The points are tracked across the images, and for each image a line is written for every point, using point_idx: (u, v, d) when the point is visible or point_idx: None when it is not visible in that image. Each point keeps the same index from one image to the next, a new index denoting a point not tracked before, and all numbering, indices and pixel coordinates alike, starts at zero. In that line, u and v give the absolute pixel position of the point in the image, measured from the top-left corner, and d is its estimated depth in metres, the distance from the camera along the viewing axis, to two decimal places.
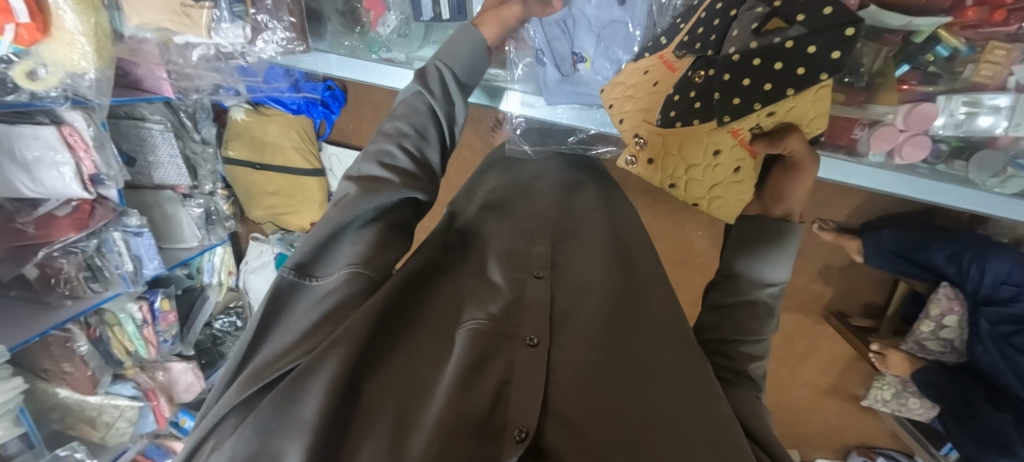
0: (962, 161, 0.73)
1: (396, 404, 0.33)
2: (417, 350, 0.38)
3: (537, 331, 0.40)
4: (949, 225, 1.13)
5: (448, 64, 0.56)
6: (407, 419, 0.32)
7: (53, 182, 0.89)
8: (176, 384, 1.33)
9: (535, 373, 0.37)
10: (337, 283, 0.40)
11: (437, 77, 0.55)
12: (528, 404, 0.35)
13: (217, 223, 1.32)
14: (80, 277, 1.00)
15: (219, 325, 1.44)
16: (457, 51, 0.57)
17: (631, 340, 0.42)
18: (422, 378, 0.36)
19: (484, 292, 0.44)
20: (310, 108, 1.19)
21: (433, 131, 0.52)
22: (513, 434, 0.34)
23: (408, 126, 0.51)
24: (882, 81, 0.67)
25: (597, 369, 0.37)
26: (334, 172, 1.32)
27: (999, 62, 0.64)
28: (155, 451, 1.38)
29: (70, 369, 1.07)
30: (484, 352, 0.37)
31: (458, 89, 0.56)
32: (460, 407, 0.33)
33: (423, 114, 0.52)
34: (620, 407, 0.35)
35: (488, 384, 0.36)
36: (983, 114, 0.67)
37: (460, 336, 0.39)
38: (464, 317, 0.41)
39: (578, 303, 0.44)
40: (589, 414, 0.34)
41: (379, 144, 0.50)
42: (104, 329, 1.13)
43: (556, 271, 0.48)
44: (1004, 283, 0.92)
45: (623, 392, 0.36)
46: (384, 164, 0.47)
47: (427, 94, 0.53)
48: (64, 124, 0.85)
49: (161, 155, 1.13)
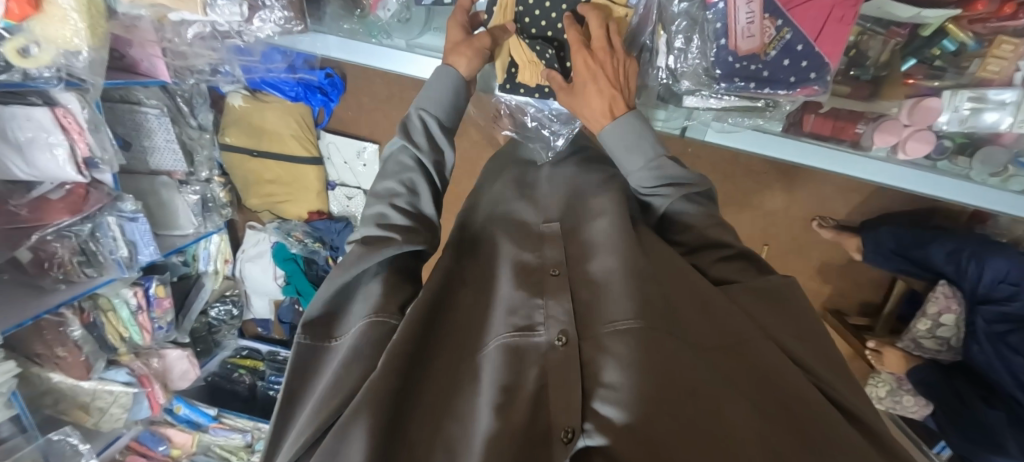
0: (965, 157, 0.72)
1: (440, 433, 0.39)
2: (454, 380, 0.43)
3: (563, 332, 0.45)
4: (948, 223, 1.13)
5: (430, 112, 0.58)
6: (454, 446, 0.38)
7: (47, 164, 0.88)
8: (171, 371, 1.32)
9: (571, 371, 0.42)
10: (359, 333, 0.46)
11: (420, 127, 0.57)
12: (568, 401, 0.40)
13: (213, 211, 1.31)
14: (74, 261, 0.99)
15: (214, 313, 1.44)
16: (436, 94, 0.59)
17: (670, 320, 0.43)
18: (463, 402, 0.41)
19: (492, 308, 0.49)
20: (309, 95, 1.16)
21: (423, 183, 0.55)
22: (560, 435, 0.39)
23: (400, 183, 0.55)
24: (888, 74, 0.68)
25: (636, 354, 0.40)
26: (332, 160, 1.30)
27: (1006, 56, 0.64)
28: (149, 438, 1.39)
29: (63, 354, 1.06)
30: (516, 363, 0.43)
31: (445, 135, 0.58)
32: (503, 422, 0.38)
33: (410, 169, 0.55)
34: (665, 394, 0.37)
35: (524, 398, 0.40)
36: (989, 109, 0.67)
37: (491, 357, 0.44)
38: (493, 337, 0.46)
39: (602, 290, 0.47)
40: (633, 403, 0.37)
41: (373, 207, 0.54)
42: (98, 314, 1.12)
43: (571, 266, 0.51)
44: (1002, 282, 0.91)
45: (666, 371, 0.38)
46: (381, 225, 0.51)
47: (413, 148, 0.55)
48: (57, 105, 0.84)
49: (157, 140, 1.11)
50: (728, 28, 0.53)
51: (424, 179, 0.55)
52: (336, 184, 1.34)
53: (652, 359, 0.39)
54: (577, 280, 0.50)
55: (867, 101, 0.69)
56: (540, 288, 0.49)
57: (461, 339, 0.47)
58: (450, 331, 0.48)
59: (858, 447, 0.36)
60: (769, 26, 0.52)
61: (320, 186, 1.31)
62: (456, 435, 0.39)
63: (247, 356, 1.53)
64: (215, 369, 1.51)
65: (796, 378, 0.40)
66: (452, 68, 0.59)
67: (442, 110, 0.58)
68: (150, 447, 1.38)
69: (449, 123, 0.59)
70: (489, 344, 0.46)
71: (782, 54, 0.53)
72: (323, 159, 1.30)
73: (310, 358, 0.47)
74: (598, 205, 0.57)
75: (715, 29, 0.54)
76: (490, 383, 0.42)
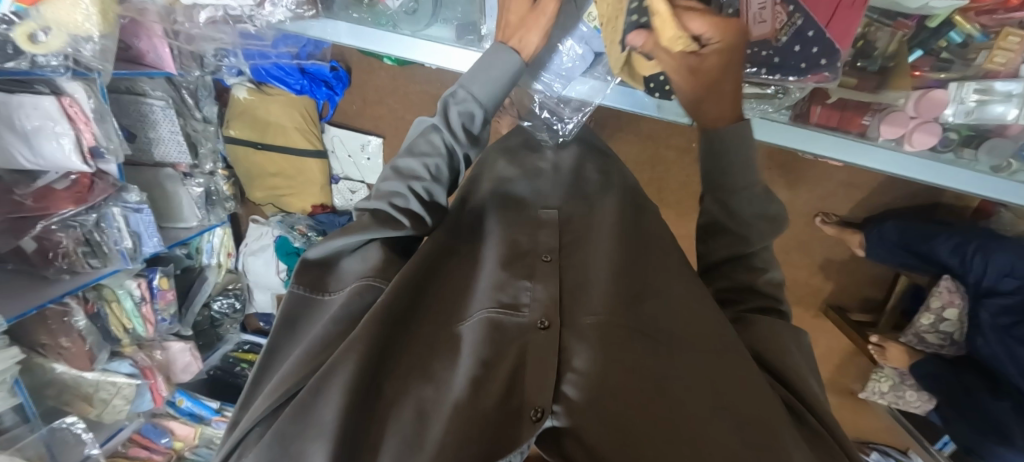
0: (971, 148, 0.73)
1: (411, 400, 0.39)
2: (430, 349, 0.43)
3: (547, 315, 0.45)
4: (952, 219, 1.14)
5: (476, 96, 0.53)
6: (425, 409, 0.39)
7: (52, 153, 0.87)
8: (174, 363, 1.32)
9: (548, 356, 0.42)
10: (349, 295, 0.46)
11: (461, 110, 0.53)
12: (542, 382, 0.41)
13: (217, 204, 1.31)
14: (79, 252, 1.00)
15: (217, 306, 1.45)
16: (487, 77, 0.53)
17: (644, 315, 0.45)
18: (438, 367, 0.42)
19: (475, 285, 0.49)
20: (313, 89, 1.16)
21: (446, 172, 0.54)
22: (529, 413, 0.40)
23: (428, 167, 0.53)
24: (894, 66, 0.68)
25: (607, 347, 0.42)
26: (337, 154, 1.31)
27: (1012, 49, 0.63)
28: (151, 430, 1.39)
29: (67, 344, 1.06)
30: (497, 341, 0.43)
31: (483, 125, 0.55)
32: (476, 396, 0.39)
33: (438, 155, 0.54)
34: (627, 385, 0.40)
35: (500, 374, 0.41)
36: (995, 101, 0.67)
37: (468, 328, 0.45)
38: (474, 310, 0.46)
39: (588, 281, 0.48)
40: (597, 395, 0.40)
41: (391, 182, 0.53)
42: (102, 305, 1.12)
43: (565, 253, 0.52)
44: (1007, 275, 0.91)
45: (631, 362, 0.41)
46: (396, 207, 0.51)
47: (446, 133, 0.53)
48: (64, 94, 0.84)
49: (162, 131, 1.11)
50: None
51: (449, 173, 0.55)
52: (340, 178, 1.34)
53: (619, 351, 0.42)
54: (565, 265, 0.50)
55: (874, 92, 0.70)
56: (528, 272, 0.49)
57: (445, 310, 0.47)
58: (442, 302, 0.48)
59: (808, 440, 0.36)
60: (781, 12, 0.52)
61: (324, 180, 1.31)
62: (426, 396, 0.40)
63: (249, 350, 1.52)
64: (217, 362, 1.49)
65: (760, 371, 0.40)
66: (514, 51, 0.53)
67: (485, 97, 0.53)
68: (153, 440, 1.38)
69: (490, 114, 0.55)
70: (472, 317, 0.46)
71: (793, 40, 0.53)
72: (327, 152, 1.30)
73: (298, 310, 0.47)
74: (602, 204, 0.58)
75: None
76: (469, 357, 0.42)
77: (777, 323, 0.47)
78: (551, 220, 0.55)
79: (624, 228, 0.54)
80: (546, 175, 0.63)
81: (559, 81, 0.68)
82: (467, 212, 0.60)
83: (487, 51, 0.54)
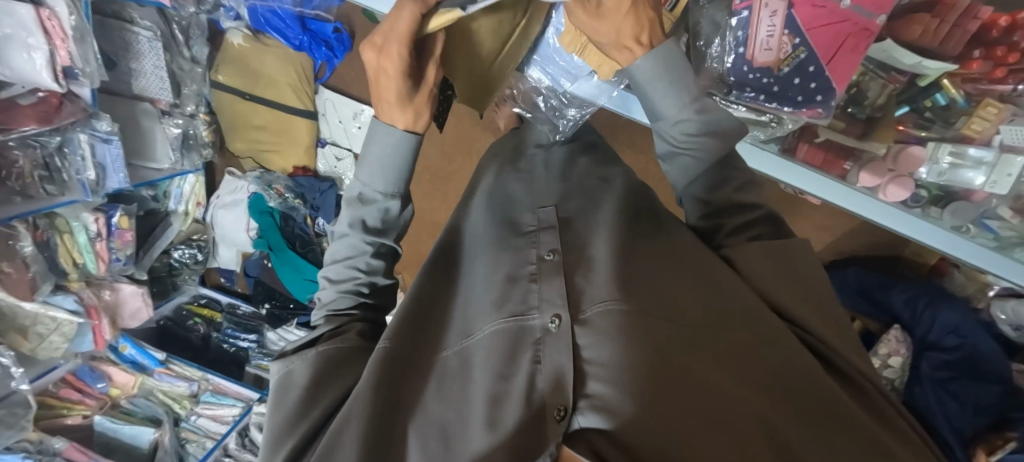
0: (937, 208, 0.77)
1: (435, 426, 0.41)
2: (445, 371, 0.46)
3: (557, 313, 0.44)
4: (909, 273, 1.20)
5: (370, 186, 0.48)
6: (449, 435, 0.40)
7: (22, 66, 0.82)
8: (122, 308, 1.26)
9: (561, 357, 0.41)
10: (327, 351, 0.46)
11: (361, 202, 0.49)
12: (559, 382, 0.39)
13: (193, 149, 1.26)
14: (35, 175, 0.94)
15: (177, 255, 1.37)
16: (377, 162, 0.47)
17: (655, 298, 0.43)
18: (456, 388, 0.44)
19: (486, 293, 0.51)
20: (312, 47, 1.11)
21: (378, 261, 0.51)
22: (554, 413, 0.38)
23: (358, 266, 0.51)
24: (881, 117, 0.69)
25: (626, 336, 0.39)
26: (327, 117, 1.26)
27: (988, 119, 0.67)
28: (88, 374, 1.31)
29: (9, 270, 0.98)
30: (512, 349, 0.44)
31: (393, 205, 0.49)
32: (497, 410, 0.39)
33: (361, 251, 0.50)
34: (661, 373, 0.36)
35: (521, 379, 0.41)
36: (966, 167, 0.72)
37: (487, 335, 0.46)
38: (487, 322, 0.47)
39: (593, 275, 0.47)
40: (627, 388, 0.35)
41: (328, 293, 0.52)
42: (53, 234, 1.06)
43: (567, 252, 0.51)
44: (950, 333, 1.02)
45: (656, 346, 0.38)
46: (338, 309, 0.52)
47: (355, 233, 0.49)
48: (42, 6, 0.79)
49: (145, 64, 1.04)
50: (749, 36, 0.50)
51: (383, 257, 0.52)
52: (327, 142, 1.30)
53: (639, 337, 0.39)
54: (569, 264, 0.49)
55: (858, 140, 0.71)
56: (535, 274, 0.49)
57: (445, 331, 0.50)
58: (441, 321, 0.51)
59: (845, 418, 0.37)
60: (786, 43, 0.48)
61: (310, 141, 1.28)
62: (451, 418, 0.41)
63: (205, 305, 1.47)
64: (169, 313, 1.44)
65: (790, 348, 0.40)
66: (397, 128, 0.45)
67: (388, 187, 0.48)
68: (87, 383, 1.31)
69: (403, 197, 0.49)
70: (484, 330, 0.47)
71: (794, 72, 0.50)
72: (317, 114, 1.26)
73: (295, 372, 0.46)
74: (603, 199, 0.59)
75: (735, 36, 0.51)
76: (485, 373, 0.43)
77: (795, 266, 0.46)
78: (552, 223, 0.55)
79: (627, 221, 0.55)
80: (538, 175, 0.66)
81: (566, 77, 0.58)
82: (472, 217, 0.64)
83: (371, 136, 0.46)
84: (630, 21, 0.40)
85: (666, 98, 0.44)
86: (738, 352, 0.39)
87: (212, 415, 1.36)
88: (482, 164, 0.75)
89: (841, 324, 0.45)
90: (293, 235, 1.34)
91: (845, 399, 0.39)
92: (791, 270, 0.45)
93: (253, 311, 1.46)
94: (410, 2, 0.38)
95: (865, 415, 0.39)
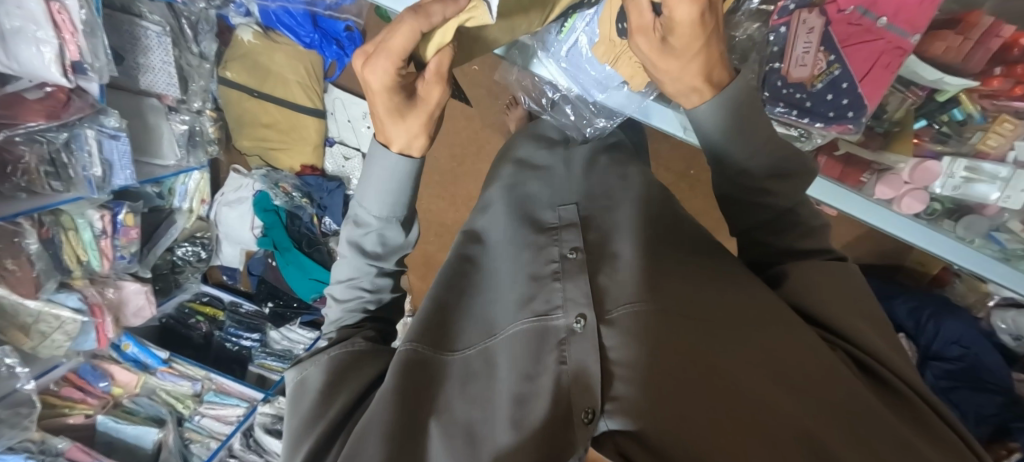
0: (950, 221, 0.77)
1: (461, 426, 0.40)
2: (468, 371, 0.45)
3: (581, 312, 0.43)
4: (910, 282, 1.22)
5: (367, 209, 0.45)
6: (475, 435, 0.39)
7: (30, 61, 0.80)
8: (126, 306, 1.24)
9: (586, 353, 0.40)
10: (347, 354, 0.45)
11: (361, 224, 0.46)
12: (584, 382, 0.38)
13: (199, 146, 1.25)
14: (41, 171, 0.92)
15: (180, 252, 1.36)
16: (372, 186, 0.43)
17: (681, 299, 0.42)
18: (478, 388, 0.43)
19: (510, 292, 0.50)
20: (322, 45, 1.09)
21: (382, 281, 0.49)
22: (581, 415, 0.37)
23: (362, 285, 0.49)
24: (899, 131, 0.70)
25: (650, 337, 0.39)
26: (335, 116, 1.27)
27: (1005, 134, 0.67)
28: (90, 372, 1.29)
29: (13, 267, 0.97)
30: (536, 349, 0.43)
31: (394, 229, 0.46)
32: (523, 412, 0.38)
33: (364, 272, 0.48)
34: (686, 374, 0.36)
35: (547, 380, 0.40)
36: (981, 182, 0.72)
37: (511, 336, 0.45)
38: (511, 322, 0.46)
39: (618, 275, 0.46)
40: (649, 389, 0.35)
41: (334, 310, 0.51)
42: (58, 231, 1.05)
43: (589, 252, 0.50)
44: (954, 343, 1.03)
45: (680, 348, 0.37)
46: (343, 323, 0.50)
47: (356, 256, 0.47)
48: None
49: (154, 59, 1.03)
50: (784, 52, 0.50)
51: (389, 276, 0.50)
52: (336, 141, 1.31)
53: (663, 338, 0.38)
54: (593, 263, 0.49)
55: (876, 153, 0.71)
56: (558, 272, 0.48)
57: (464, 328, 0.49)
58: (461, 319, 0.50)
59: (888, 425, 0.35)
60: (821, 59, 0.49)
61: (318, 139, 1.29)
62: (475, 419, 0.40)
63: (208, 302, 1.46)
64: (171, 311, 1.43)
65: (826, 352, 0.38)
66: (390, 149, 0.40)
67: (385, 211, 0.44)
68: (89, 382, 1.28)
69: (403, 220, 0.46)
70: (508, 329, 0.46)
71: (827, 89, 0.50)
72: (326, 113, 1.26)
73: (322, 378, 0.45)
74: (622, 201, 0.59)
75: (769, 52, 0.51)
76: (510, 374, 0.42)
77: (839, 272, 0.44)
78: (573, 221, 0.55)
79: (650, 224, 0.55)
80: (558, 175, 0.66)
81: (596, 89, 0.58)
82: (489, 218, 0.63)
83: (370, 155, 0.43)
84: (688, 72, 0.36)
85: (716, 129, 0.40)
86: (770, 355, 0.38)
87: (216, 415, 1.35)
88: (497, 164, 0.75)
89: (883, 327, 0.43)
90: (299, 235, 1.33)
91: (885, 404, 0.37)
92: (831, 274, 0.43)
93: (256, 310, 1.44)
94: (410, 19, 0.32)
95: (904, 422, 0.36)
